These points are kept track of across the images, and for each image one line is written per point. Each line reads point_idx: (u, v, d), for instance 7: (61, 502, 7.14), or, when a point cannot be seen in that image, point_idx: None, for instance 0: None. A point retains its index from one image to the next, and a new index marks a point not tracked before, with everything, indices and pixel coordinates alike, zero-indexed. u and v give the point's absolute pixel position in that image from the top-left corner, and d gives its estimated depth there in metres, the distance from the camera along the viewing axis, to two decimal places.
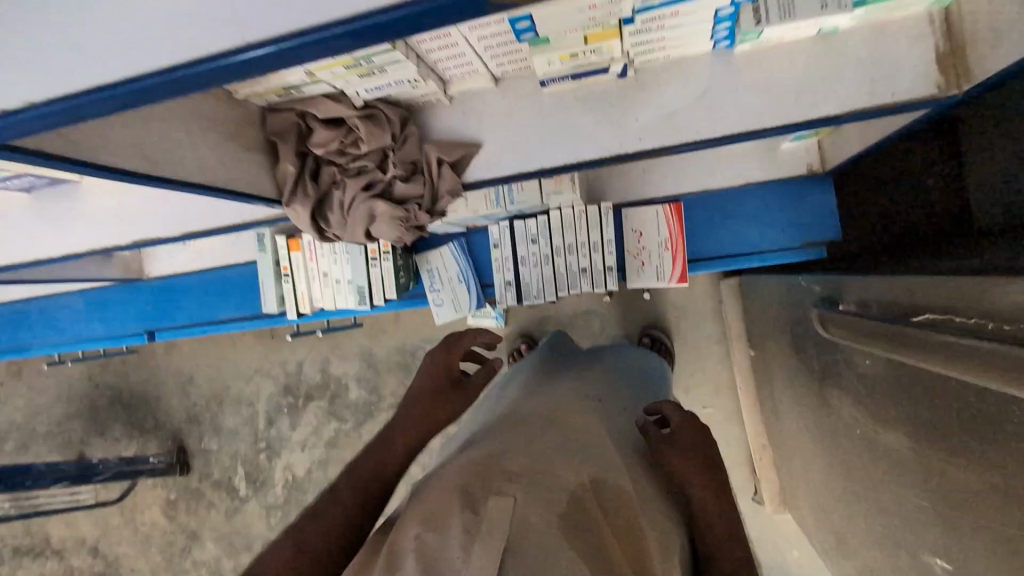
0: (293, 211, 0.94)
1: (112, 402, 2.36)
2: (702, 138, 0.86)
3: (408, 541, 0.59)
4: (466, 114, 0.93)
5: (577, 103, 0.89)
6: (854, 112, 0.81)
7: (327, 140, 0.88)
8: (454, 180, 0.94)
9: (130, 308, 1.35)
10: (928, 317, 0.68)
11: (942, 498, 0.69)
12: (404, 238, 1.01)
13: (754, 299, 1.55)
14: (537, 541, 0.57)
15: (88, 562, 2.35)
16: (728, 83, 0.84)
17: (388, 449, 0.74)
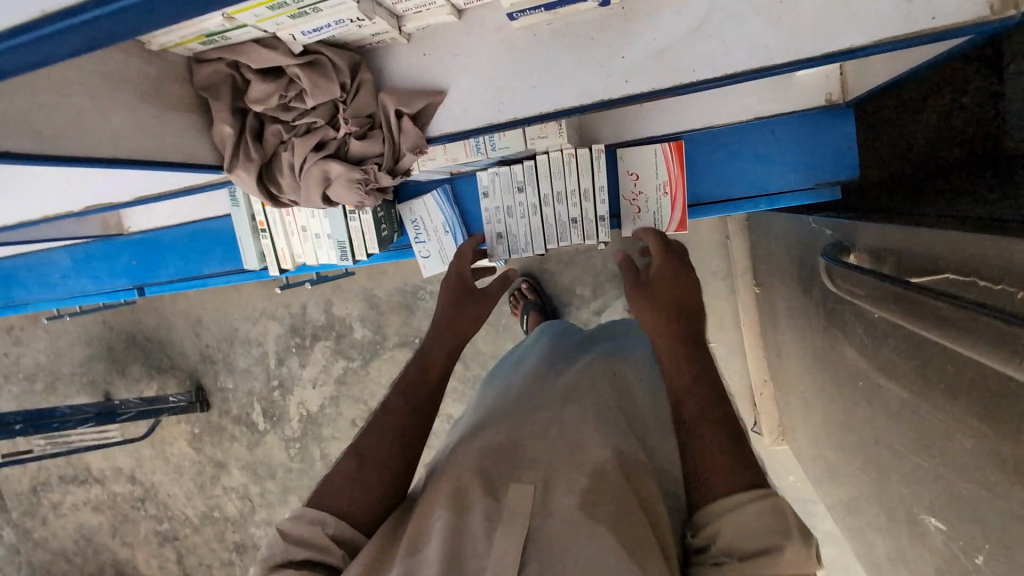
0: (238, 177, 0.90)
1: (128, 344, 2.40)
2: (700, 78, 0.77)
3: (437, 523, 0.69)
4: (430, 55, 0.85)
5: (557, 38, 0.80)
6: (881, 43, 0.70)
7: (265, 94, 0.82)
8: (416, 136, 0.87)
9: (117, 263, 1.32)
10: (945, 278, 0.62)
11: (940, 460, 0.66)
12: (364, 203, 0.95)
13: (764, 235, 1.47)
14: (556, 536, 0.66)
15: (128, 488, 2.48)
16: (729, 9, 0.73)
17: (425, 371, 0.80)
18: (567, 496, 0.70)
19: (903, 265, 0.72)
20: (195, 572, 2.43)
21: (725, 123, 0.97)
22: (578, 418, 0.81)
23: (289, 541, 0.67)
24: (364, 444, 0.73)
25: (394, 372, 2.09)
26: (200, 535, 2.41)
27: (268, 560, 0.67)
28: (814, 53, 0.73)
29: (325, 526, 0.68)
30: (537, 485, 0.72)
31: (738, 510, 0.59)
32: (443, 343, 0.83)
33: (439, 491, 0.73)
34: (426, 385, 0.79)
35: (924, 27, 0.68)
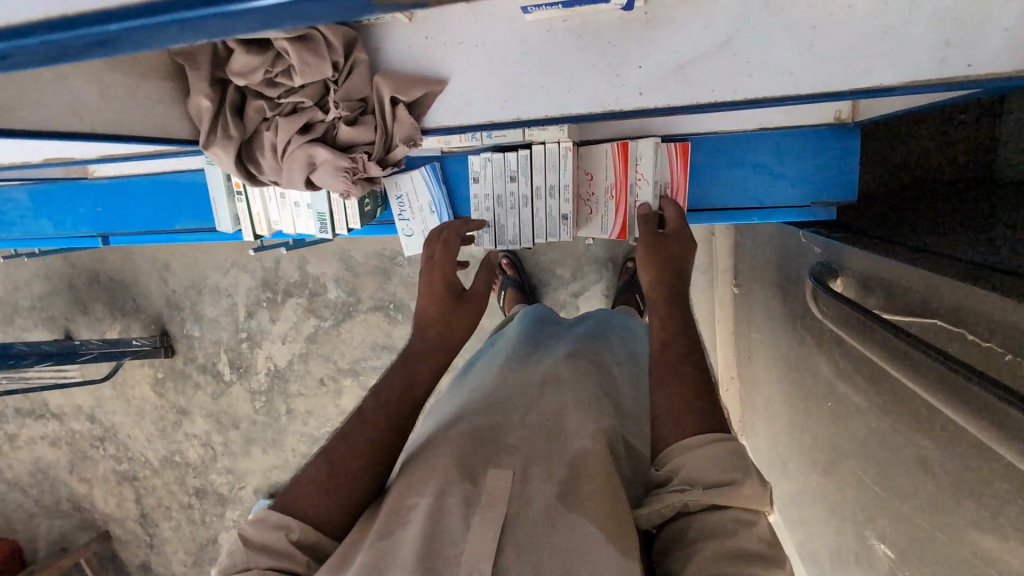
0: (216, 154, 0.84)
1: (90, 283, 2.31)
2: (717, 98, 0.75)
3: (417, 510, 0.68)
4: (432, 38, 0.79)
5: (572, 37, 0.75)
6: (911, 85, 0.69)
7: (249, 68, 0.75)
8: (412, 125, 0.83)
9: (79, 207, 1.24)
10: (932, 325, 0.63)
11: (900, 495, 0.69)
12: (351, 193, 0.88)
13: (750, 237, 1.47)
14: (531, 527, 0.65)
15: (87, 427, 2.43)
16: (757, 29, 0.71)
17: (411, 381, 0.75)
18: (544, 488, 0.69)
19: (892, 299, 0.72)
20: (154, 513, 2.43)
21: (729, 128, 0.96)
22: (552, 408, 0.82)
23: (250, 549, 0.65)
24: (332, 450, 0.71)
25: (366, 334, 2.06)
26: (160, 478, 2.39)
27: (230, 568, 0.65)
28: (838, 88, 0.72)
29: (288, 532, 0.66)
30: (516, 472, 0.71)
31: (702, 448, 0.61)
32: (429, 359, 0.78)
33: (419, 478, 0.72)
34: (403, 394, 0.74)
35: (960, 73, 0.67)
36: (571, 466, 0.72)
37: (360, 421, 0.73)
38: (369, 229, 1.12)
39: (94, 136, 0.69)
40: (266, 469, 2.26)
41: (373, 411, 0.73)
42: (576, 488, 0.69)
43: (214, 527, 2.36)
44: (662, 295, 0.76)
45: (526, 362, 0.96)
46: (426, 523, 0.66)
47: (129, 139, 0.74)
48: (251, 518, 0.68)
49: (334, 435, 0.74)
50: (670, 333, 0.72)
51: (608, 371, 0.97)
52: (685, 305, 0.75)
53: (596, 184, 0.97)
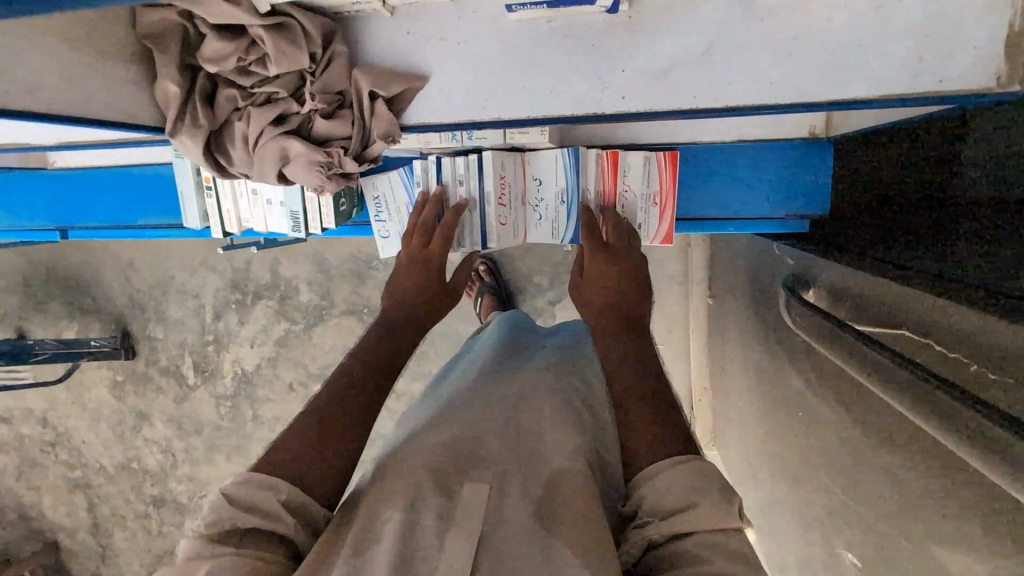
0: (182, 143, 0.81)
1: (47, 280, 2.21)
2: (699, 105, 0.76)
3: (389, 524, 0.66)
4: (414, 33, 0.79)
5: (555, 38, 0.75)
6: (887, 98, 0.72)
7: (221, 54, 0.74)
8: (389, 121, 0.80)
9: (36, 198, 1.18)
10: (901, 335, 0.64)
11: (867, 505, 0.70)
12: (325, 188, 0.86)
13: (725, 249, 1.50)
14: (506, 542, 0.64)
15: (38, 431, 2.32)
16: (739, 39, 0.72)
17: (395, 352, 0.79)
18: (518, 501, 0.68)
19: (862, 309, 0.73)
20: (107, 522, 2.32)
21: (710, 139, 0.97)
22: (527, 423, 0.81)
23: (237, 507, 0.62)
24: (326, 415, 0.70)
25: (339, 339, 2.02)
26: (115, 486, 2.29)
27: (214, 526, 0.62)
28: (815, 100, 0.73)
29: (276, 492, 0.64)
30: (492, 486, 0.70)
31: (667, 479, 0.62)
32: (410, 329, 0.83)
33: (389, 490, 0.70)
34: (389, 357, 0.78)
35: (933, 88, 0.70)
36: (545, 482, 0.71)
37: (327, 427, 0.69)
38: (345, 229, 1.11)
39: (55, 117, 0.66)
40: (228, 477, 2.18)
41: (356, 376, 0.74)
42: (551, 501, 0.68)
43: (172, 537, 2.27)
44: (614, 327, 0.78)
45: (502, 370, 0.96)
46: (398, 537, 0.64)
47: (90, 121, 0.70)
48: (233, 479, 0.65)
49: (319, 399, 0.72)
50: (632, 352, 0.75)
51: (583, 379, 0.96)
52: (637, 330, 0.78)
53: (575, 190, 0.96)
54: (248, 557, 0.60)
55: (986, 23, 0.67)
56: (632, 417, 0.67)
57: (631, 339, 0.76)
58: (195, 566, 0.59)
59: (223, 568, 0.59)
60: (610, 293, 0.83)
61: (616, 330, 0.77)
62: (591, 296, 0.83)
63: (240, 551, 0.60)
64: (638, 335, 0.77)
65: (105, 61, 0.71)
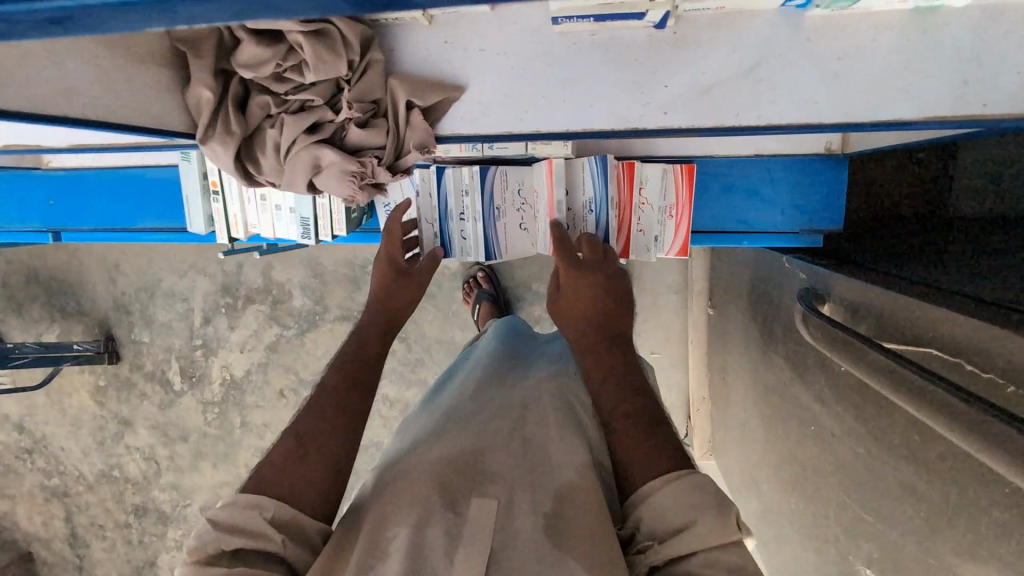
0: (212, 150, 0.79)
1: (28, 281, 2.14)
2: (743, 123, 0.74)
3: (397, 539, 0.64)
4: (451, 43, 0.76)
5: (597, 52, 0.73)
6: (931, 120, 0.70)
7: (259, 61, 0.72)
8: (426, 131, 0.79)
9: (27, 200, 1.14)
10: (926, 352, 0.65)
11: (886, 520, 0.70)
12: (356, 198, 0.88)
13: (727, 260, 1.51)
14: (518, 557, 0.63)
15: (15, 437, 2.24)
16: (787, 55, 0.70)
17: (362, 347, 0.79)
18: (530, 517, 0.67)
19: (881, 325, 0.74)
20: (85, 533, 2.24)
21: (724, 153, 0.99)
22: (537, 436, 0.80)
23: (221, 529, 0.61)
24: (320, 430, 0.69)
25: (332, 345, 1.98)
26: (94, 495, 2.21)
27: (197, 552, 0.60)
28: (839, 120, 0.72)
29: (261, 510, 0.62)
30: (502, 500, 0.68)
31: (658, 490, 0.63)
32: (374, 325, 0.82)
33: (397, 503, 0.68)
34: (364, 362, 0.77)
35: (975, 112, 0.68)
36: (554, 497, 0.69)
37: (322, 441, 0.68)
38: (354, 237, 1.09)
39: (87, 122, 0.64)
40: (214, 486, 2.12)
41: (336, 381, 0.73)
42: (563, 518, 0.67)
43: (153, 548, 2.20)
44: (599, 343, 0.76)
45: (504, 380, 0.94)
46: (408, 553, 0.62)
47: (124, 126, 0.68)
48: (220, 503, 0.63)
49: (304, 411, 0.71)
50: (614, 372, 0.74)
51: None
52: (623, 348, 0.77)
53: (575, 200, 0.94)
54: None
55: None
56: (650, 430, 0.67)
57: (616, 353, 0.75)
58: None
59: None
60: (591, 309, 0.78)
61: (601, 347, 0.76)
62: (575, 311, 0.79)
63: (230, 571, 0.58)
64: (625, 353, 0.76)
65: (136, 64, 0.69)
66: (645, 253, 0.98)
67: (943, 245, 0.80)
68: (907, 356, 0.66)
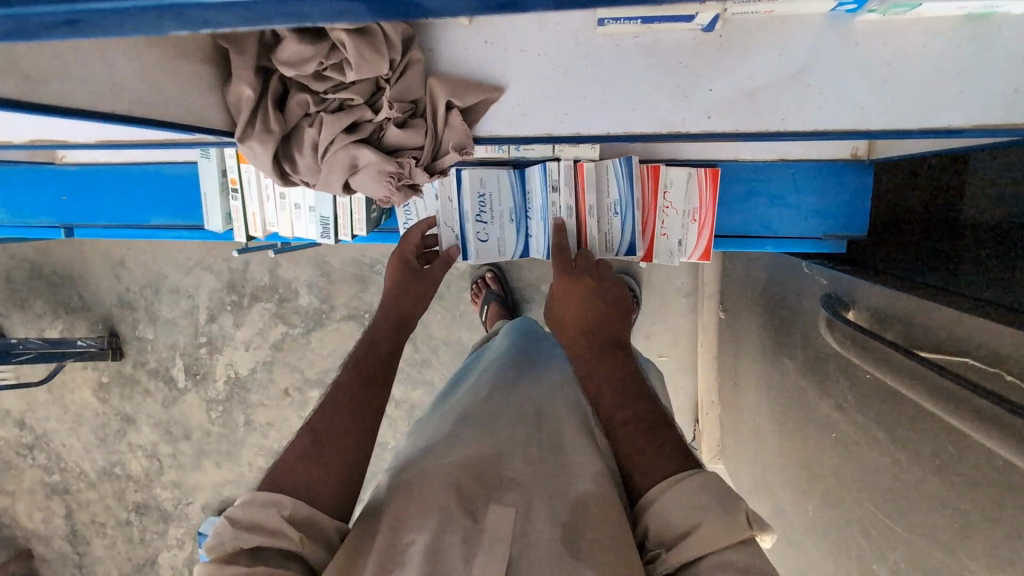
0: (251, 148, 0.78)
1: (31, 276, 2.12)
2: (787, 127, 0.74)
3: (415, 545, 0.63)
4: (492, 43, 0.75)
5: (641, 54, 0.71)
6: (979, 126, 0.70)
7: (301, 58, 0.70)
8: (465, 133, 0.80)
9: (39, 195, 1.13)
10: (961, 361, 0.63)
11: (915, 530, 0.69)
12: (391, 199, 0.88)
13: (740, 264, 1.50)
14: (539, 564, 0.62)
15: (16, 433, 2.23)
16: (835, 59, 0.69)
17: (375, 346, 0.77)
18: (548, 525, 0.66)
19: (909, 332, 0.73)
20: (86, 529, 2.22)
21: (750, 158, 0.99)
22: (555, 441, 0.79)
23: (240, 527, 0.59)
24: (341, 430, 0.68)
25: (338, 344, 1.97)
26: (95, 492, 2.20)
27: (216, 550, 0.58)
28: (881, 125, 0.72)
29: (279, 508, 0.61)
30: (519, 509, 0.67)
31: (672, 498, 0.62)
32: (384, 322, 0.80)
33: (416, 507, 0.68)
34: (379, 361, 0.75)
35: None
36: (574, 504, 0.68)
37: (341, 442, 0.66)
38: (372, 237, 1.09)
39: (123, 118, 0.62)
40: (218, 485, 2.11)
41: (353, 379, 0.73)
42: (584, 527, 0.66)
43: (154, 546, 2.19)
44: (588, 350, 0.76)
45: (520, 383, 0.93)
46: (425, 560, 0.61)
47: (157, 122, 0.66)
48: (237, 502, 0.62)
49: (319, 411, 0.70)
50: (610, 378, 0.73)
51: None
52: (617, 352, 0.76)
53: (600, 203, 0.95)
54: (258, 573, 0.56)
55: None
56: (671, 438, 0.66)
57: (607, 359, 0.75)
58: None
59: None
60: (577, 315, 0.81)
61: (590, 356, 0.76)
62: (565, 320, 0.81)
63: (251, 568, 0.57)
64: (616, 357, 0.76)
65: None
66: (668, 257, 0.98)
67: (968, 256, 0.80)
68: (937, 363, 0.65)
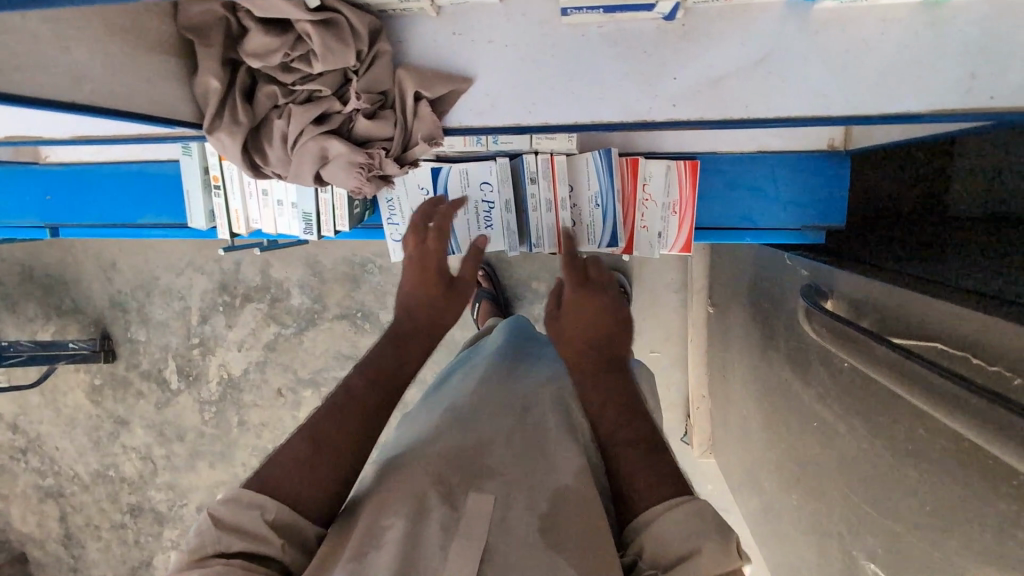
0: (219, 140, 0.79)
1: (23, 279, 2.12)
2: (752, 115, 0.74)
3: (392, 532, 0.63)
4: (459, 35, 0.76)
5: (606, 44, 0.73)
6: (937, 114, 0.70)
7: (267, 49, 0.71)
8: (433, 123, 0.79)
9: (24, 196, 1.13)
10: (933, 347, 0.64)
11: (891, 515, 0.69)
12: (363, 189, 0.86)
13: (729, 258, 1.50)
14: (514, 550, 0.62)
15: (9, 437, 2.22)
16: (796, 47, 0.70)
17: (402, 360, 0.74)
18: (525, 512, 0.66)
19: (882, 321, 0.74)
20: (80, 533, 2.22)
21: (729, 150, 1.00)
22: (534, 431, 0.80)
23: (222, 527, 0.59)
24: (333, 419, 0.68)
25: (331, 344, 1.97)
26: (89, 495, 2.20)
27: (198, 550, 0.59)
28: (847, 112, 0.72)
29: (263, 511, 0.61)
30: (497, 497, 0.68)
31: (661, 513, 0.61)
32: (419, 337, 0.78)
33: (395, 496, 0.68)
34: (387, 359, 0.74)
35: (982, 104, 0.68)
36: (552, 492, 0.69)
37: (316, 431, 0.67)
38: (356, 233, 1.10)
39: (106, 111, 0.65)
40: (212, 486, 2.11)
41: (362, 387, 0.70)
42: (557, 517, 0.66)
43: (149, 548, 2.18)
44: (590, 366, 0.76)
45: (504, 377, 0.93)
46: (402, 548, 0.61)
47: (144, 117, 0.69)
48: (220, 497, 0.62)
49: (315, 411, 0.69)
50: (607, 396, 0.73)
51: None
52: (615, 372, 0.76)
53: (580, 195, 0.96)
54: (236, 567, 0.57)
55: None
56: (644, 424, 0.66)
57: (607, 376, 0.75)
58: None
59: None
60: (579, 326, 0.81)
61: (592, 374, 0.76)
62: (571, 332, 0.81)
63: (228, 562, 0.57)
64: (613, 376, 0.76)
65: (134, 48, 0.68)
66: (648, 249, 0.99)
67: (944, 245, 0.80)
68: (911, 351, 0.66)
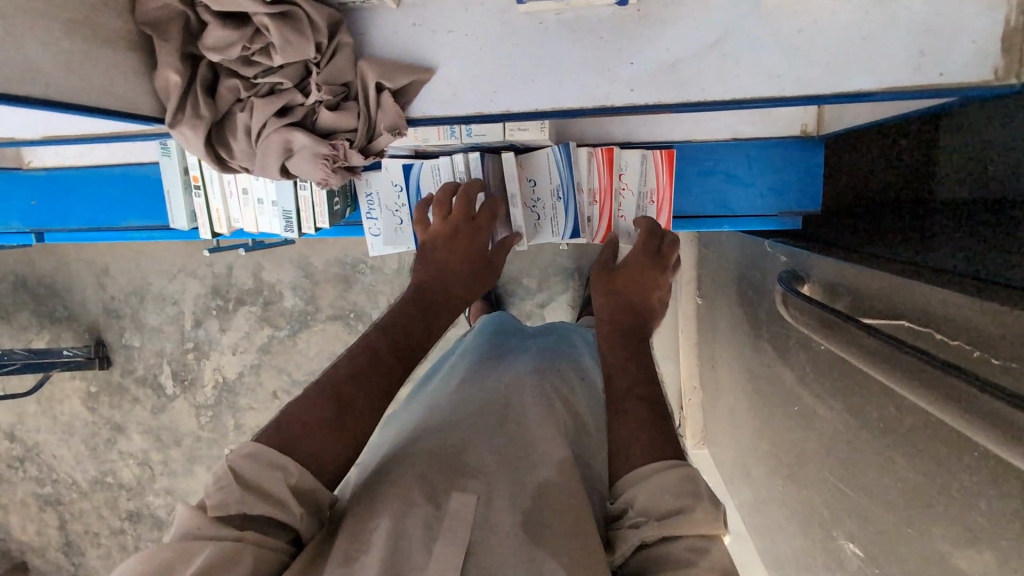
0: (183, 134, 0.80)
1: (17, 288, 2.13)
2: (709, 98, 0.74)
3: (376, 530, 0.64)
4: (419, 26, 0.77)
5: (565, 31, 0.74)
6: (892, 91, 0.70)
7: (226, 43, 0.73)
8: (397, 114, 0.79)
9: (10, 201, 1.14)
10: (898, 325, 0.65)
11: (870, 495, 0.70)
12: (329, 180, 0.87)
13: (715, 250, 1.51)
14: (498, 547, 0.63)
15: (7, 446, 2.23)
16: (750, 30, 0.71)
17: (407, 338, 0.75)
18: (507, 508, 0.67)
19: (856, 303, 0.75)
20: (80, 540, 2.23)
21: (705, 138, 1.02)
22: (517, 428, 0.80)
23: (245, 485, 0.58)
24: None
25: (325, 345, 1.97)
26: (88, 502, 2.20)
27: (220, 508, 0.57)
28: (805, 93, 0.72)
29: (286, 475, 0.59)
30: (479, 495, 0.68)
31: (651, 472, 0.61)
32: (434, 314, 0.79)
33: (379, 495, 0.68)
34: (406, 331, 0.74)
35: (932, 82, 0.68)
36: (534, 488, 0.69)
37: None
38: (336, 231, 1.11)
39: (93, 110, 0.69)
40: None
41: (381, 357, 0.70)
42: (540, 512, 0.66)
43: None
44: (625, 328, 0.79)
45: (489, 373, 0.94)
46: (386, 545, 0.62)
47: (124, 112, 0.72)
48: (242, 451, 0.59)
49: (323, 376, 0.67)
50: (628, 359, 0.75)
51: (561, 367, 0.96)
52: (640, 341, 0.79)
53: (541, 188, 0.97)
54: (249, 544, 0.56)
55: (989, 17, 0.65)
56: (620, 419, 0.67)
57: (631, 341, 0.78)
58: (192, 551, 0.54)
59: (221, 557, 0.54)
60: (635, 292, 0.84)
61: (626, 336, 0.78)
62: (619, 286, 0.84)
63: (242, 535, 0.56)
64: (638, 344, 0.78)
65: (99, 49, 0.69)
66: (627, 237, 1.00)
67: (918, 227, 0.81)
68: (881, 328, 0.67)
